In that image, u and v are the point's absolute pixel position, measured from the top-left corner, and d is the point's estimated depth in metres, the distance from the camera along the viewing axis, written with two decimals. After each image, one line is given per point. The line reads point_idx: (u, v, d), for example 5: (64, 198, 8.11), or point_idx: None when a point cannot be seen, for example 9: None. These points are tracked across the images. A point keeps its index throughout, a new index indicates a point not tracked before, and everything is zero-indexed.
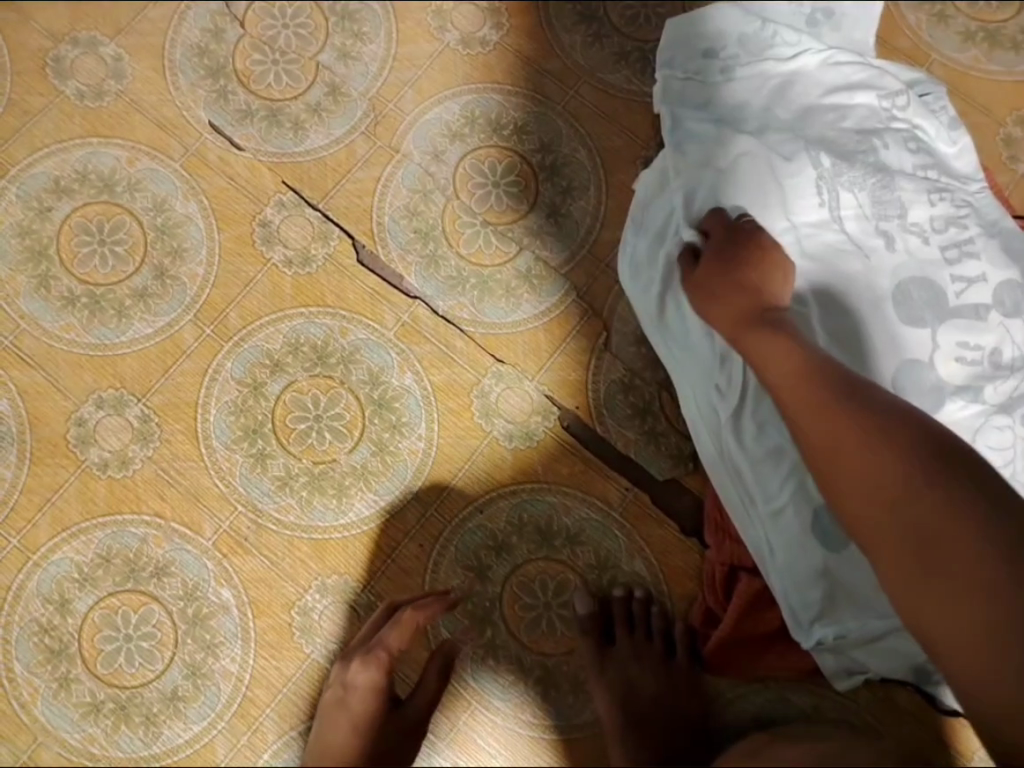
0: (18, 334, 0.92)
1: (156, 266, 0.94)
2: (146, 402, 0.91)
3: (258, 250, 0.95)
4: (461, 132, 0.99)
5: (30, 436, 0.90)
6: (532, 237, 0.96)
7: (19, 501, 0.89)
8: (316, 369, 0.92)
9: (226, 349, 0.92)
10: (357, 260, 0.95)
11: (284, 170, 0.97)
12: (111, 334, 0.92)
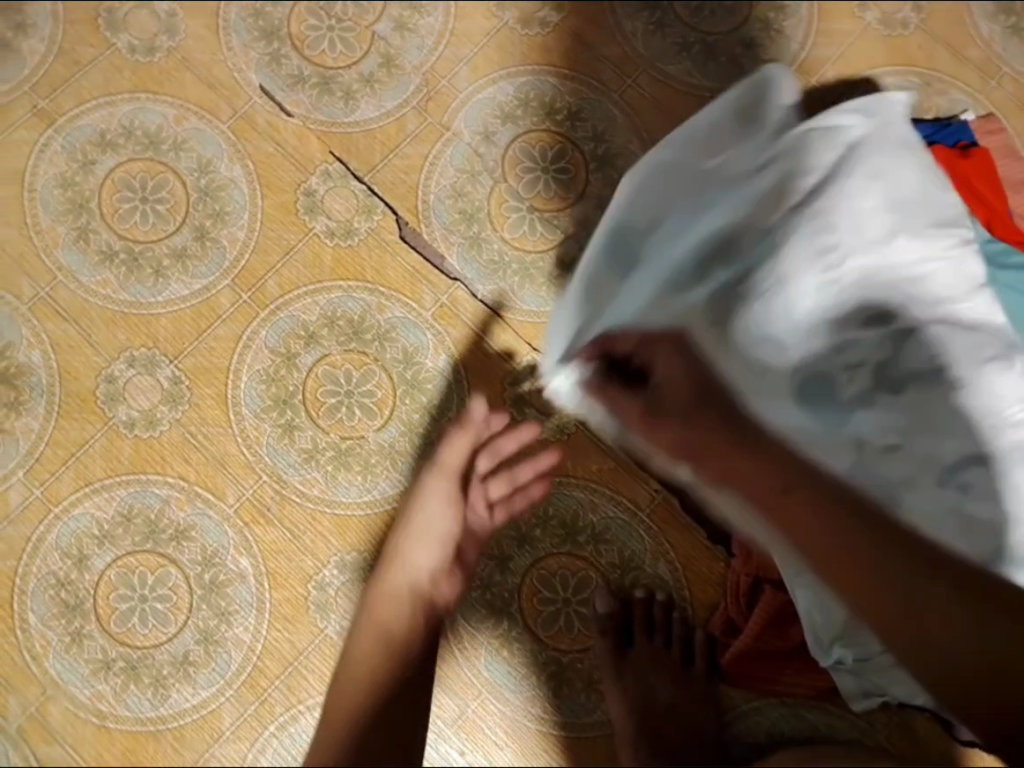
0: (53, 286, 0.91)
1: (197, 228, 0.93)
2: (177, 364, 0.90)
3: (300, 219, 0.93)
4: (512, 115, 0.97)
5: (59, 389, 0.89)
6: (577, 226, 0.94)
7: (44, 453, 0.88)
8: (350, 344, 0.91)
9: (261, 317, 0.92)
10: (400, 236, 0.93)
11: (332, 140, 0.95)
12: (147, 293, 0.91)
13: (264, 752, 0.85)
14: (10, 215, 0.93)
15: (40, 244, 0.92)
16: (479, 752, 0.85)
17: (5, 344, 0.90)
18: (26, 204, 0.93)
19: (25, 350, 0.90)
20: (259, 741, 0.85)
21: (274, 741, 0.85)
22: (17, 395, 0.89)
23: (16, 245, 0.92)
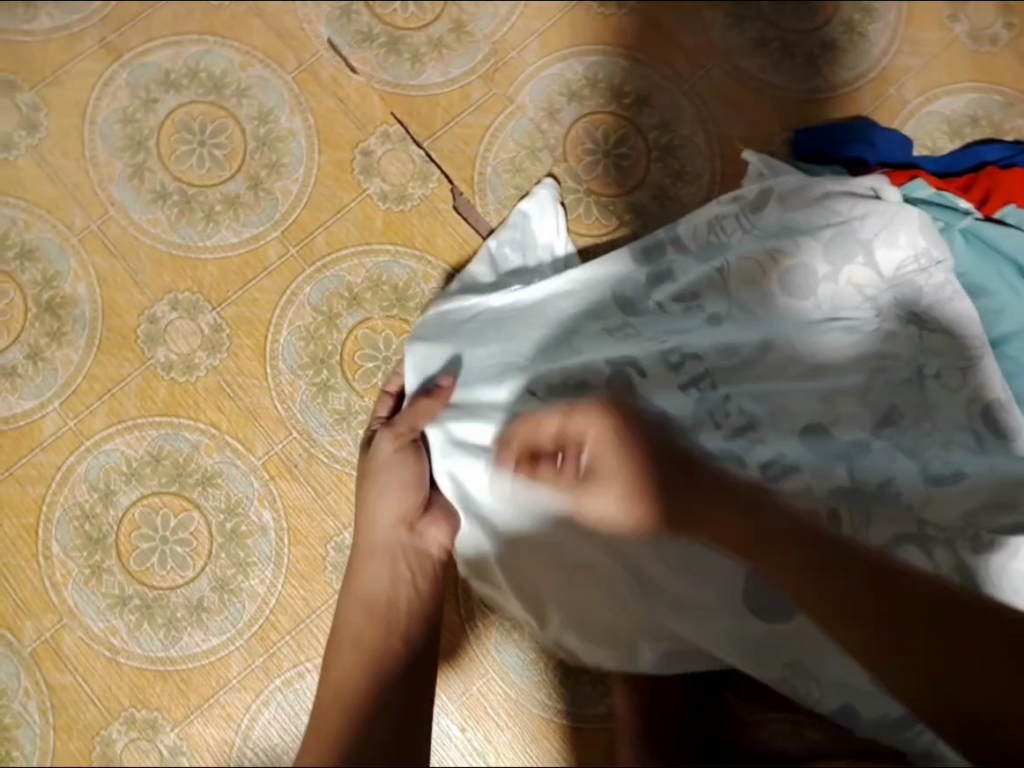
0: (104, 220, 0.91)
1: (251, 177, 0.92)
2: (219, 312, 0.90)
3: (355, 179, 0.92)
4: (578, 94, 0.95)
5: (100, 323, 0.90)
6: (633, 215, 0.93)
7: (81, 386, 0.89)
8: (392, 310, 0.91)
9: (306, 274, 0.91)
10: (453, 206, 0.92)
11: (394, 102, 0.94)
12: (196, 237, 0.91)
13: (267, 704, 0.86)
14: (69, 145, 0.93)
15: (96, 177, 0.92)
16: (478, 729, 0.85)
17: (52, 274, 0.90)
18: (85, 136, 0.93)
19: (71, 282, 0.90)
20: (263, 693, 0.86)
21: (278, 695, 0.86)
22: (59, 326, 0.89)
23: (72, 176, 0.92)
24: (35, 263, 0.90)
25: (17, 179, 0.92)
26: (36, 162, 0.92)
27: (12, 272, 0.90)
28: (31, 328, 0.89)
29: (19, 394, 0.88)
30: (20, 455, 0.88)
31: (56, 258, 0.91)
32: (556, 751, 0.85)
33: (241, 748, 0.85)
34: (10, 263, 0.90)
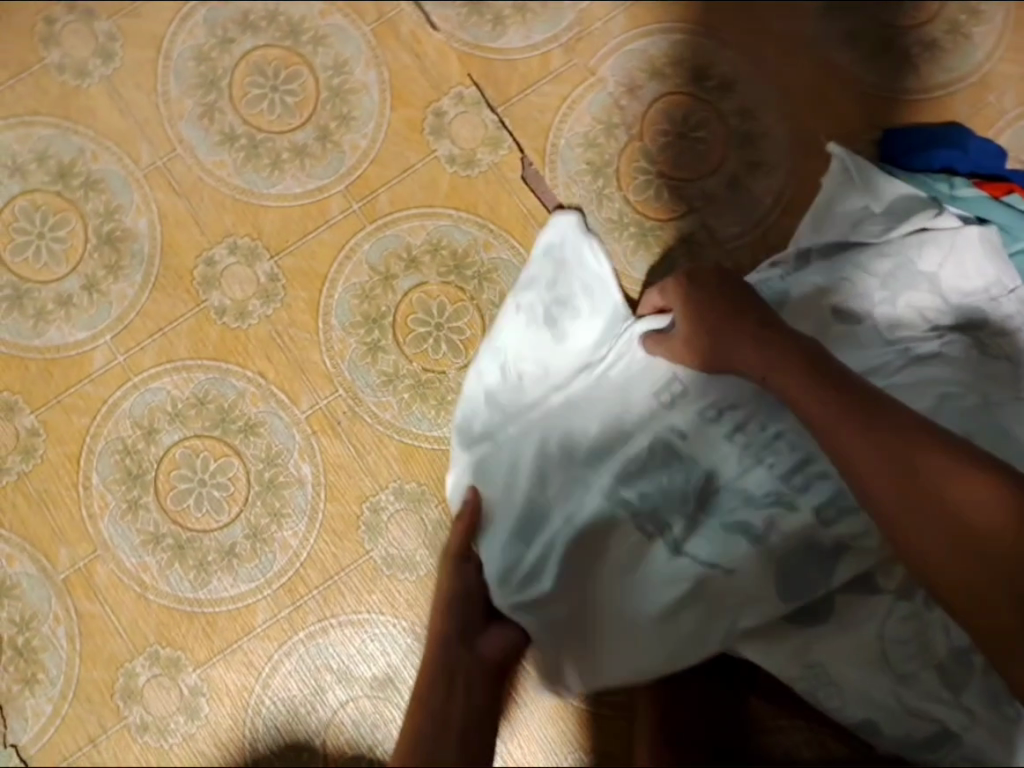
0: (170, 157, 0.91)
1: (320, 127, 0.91)
2: (277, 261, 0.89)
3: (424, 139, 0.91)
4: (660, 72, 0.92)
5: (158, 261, 0.89)
6: (705, 203, 0.90)
7: (134, 322, 0.89)
8: (449, 276, 0.89)
9: (366, 231, 0.90)
10: (521, 176, 0.90)
11: (471, 64, 0.91)
12: (260, 183, 0.90)
13: (289, 656, 0.86)
14: (141, 79, 0.92)
15: (165, 114, 0.91)
16: None
17: (115, 208, 0.90)
18: (159, 71, 0.92)
19: (133, 217, 0.90)
20: (286, 644, 0.86)
21: (301, 648, 0.86)
22: (118, 260, 0.89)
23: (142, 111, 0.91)
24: (100, 195, 0.90)
25: (88, 109, 0.91)
26: (108, 94, 0.91)
27: (76, 202, 0.90)
28: (90, 260, 0.89)
29: (73, 324, 0.89)
30: (68, 384, 0.88)
31: (121, 192, 0.90)
32: (570, 732, 0.85)
33: (260, 695, 0.86)
34: (74, 192, 0.90)
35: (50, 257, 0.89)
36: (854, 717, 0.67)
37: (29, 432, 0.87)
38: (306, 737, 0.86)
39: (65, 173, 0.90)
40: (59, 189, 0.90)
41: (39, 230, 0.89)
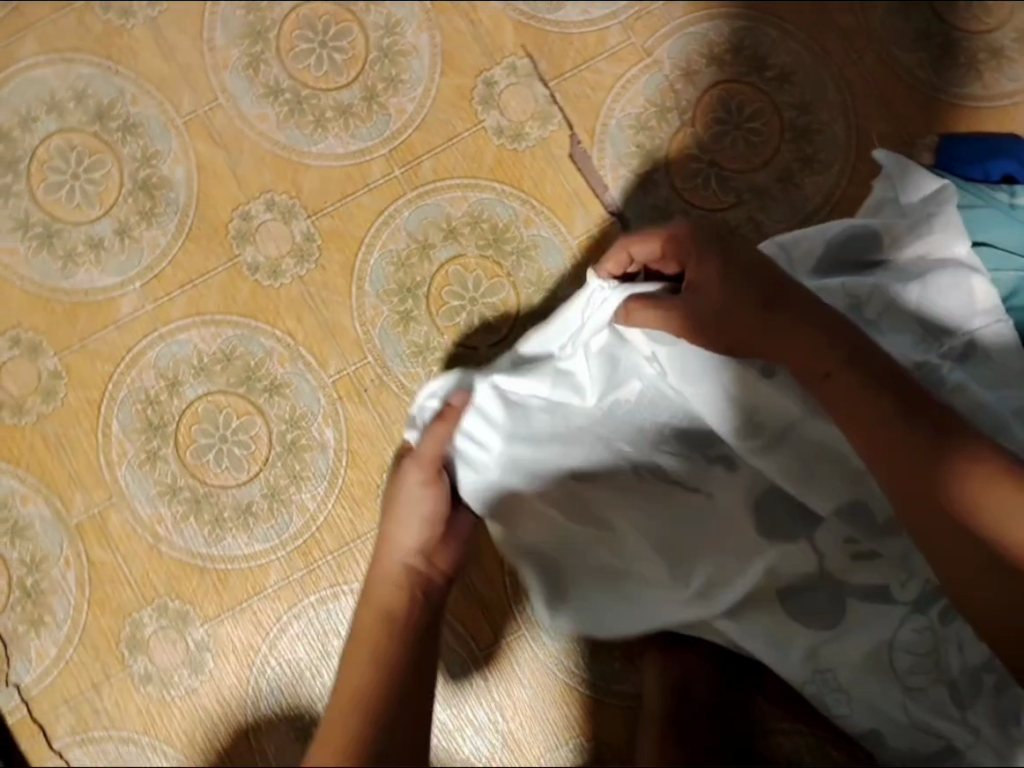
0: (212, 106, 0.89)
1: (367, 87, 0.89)
2: (314, 221, 0.88)
3: (472, 108, 0.89)
4: (719, 59, 0.90)
5: (194, 211, 0.88)
6: (753, 196, 0.88)
7: (164, 271, 0.87)
8: (488, 250, 0.88)
9: (407, 197, 0.88)
10: (568, 154, 0.89)
11: (526, 34, 0.89)
12: (302, 140, 0.88)
13: (298, 618, 0.85)
14: (188, 24, 0.89)
15: (210, 61, 0.89)
16: (502, 682, 0.85)
17: (153, 153, 0.88)
18: (206, 17, 0.90)
19: (170, 164, 0.88)
20: (296, 607, 0.85)
21: (310, 612, 0.85)
22: (153, 206, 0.88)
23: (186, 57, 0.89)
24: (137, 139, 0.88)
25: (132, 50, 0.89)
26: (153, 36, 0.89)
27: (114, 144, 0.88)
28: (124, 204, 0.88)
29: (102, 268, 0.87)
30: (94, 329, 0.87)
31: (159, 138, 0.88)
32: (574, 718, 0.85)
33: (266, 655, 0.85)
34: (113, 134, 0.88)
35: (84, 198, 0.87)
36: (859, 725, 0.69)
37: (51, 375, 0.86)
38: (310, 700, 0.85)
39: (105, 114, 0.88)
40: (97, 130, 0.88)
41: (74, 170, 0.88)
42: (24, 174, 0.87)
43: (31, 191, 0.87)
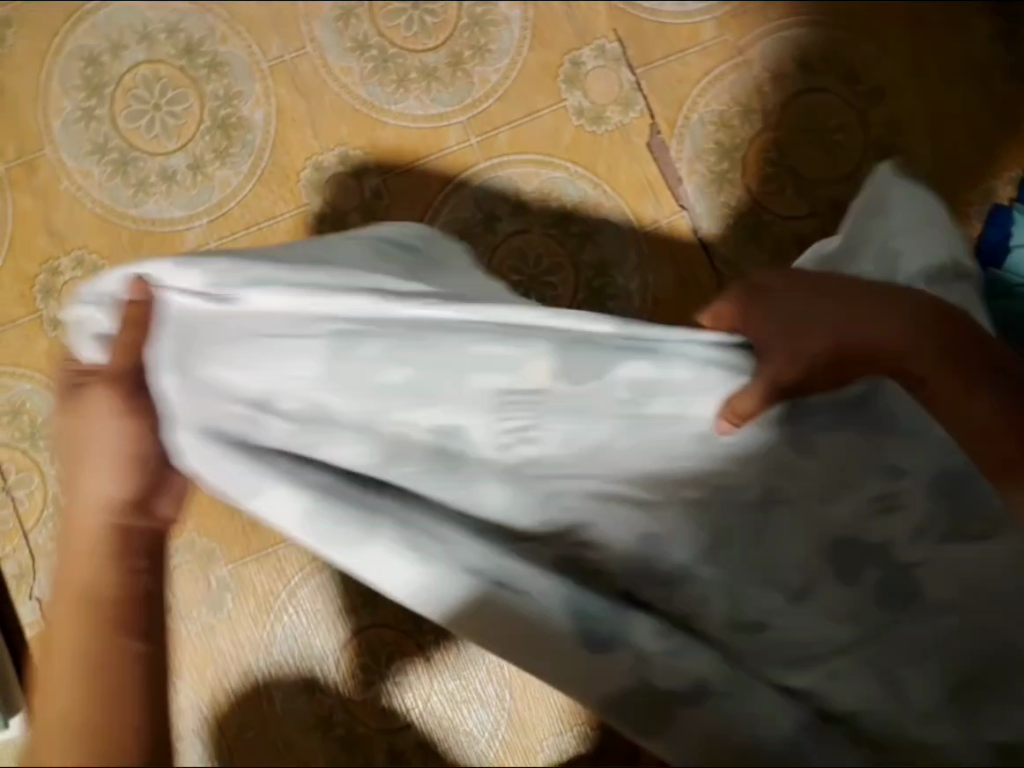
0: (299, 54, 0.89)
1: (454, 53, 0.89)
2: (384, 179, 0.88)
3: (556, 86, 0.88)
4: (809, 67, 0.90)
5: (268, 155, 0.88)
6: (827, 208, 0.87)
7: (232, 212, 0.88)
8: (553, 229, 0.87)
9: (479, 167, 0.88)
10: (646, 143, 0.88)
11: (618, 19, 0.89)
12: (383, 98, 0.88)
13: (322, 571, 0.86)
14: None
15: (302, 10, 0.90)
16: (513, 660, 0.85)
17: (234, 94, 0.89)
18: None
19: (250, 106, 0.89)
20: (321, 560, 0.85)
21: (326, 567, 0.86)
22: (227, 146, 0.88)
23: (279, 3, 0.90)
24: (221, 78, 0.89)
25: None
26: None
27: (197, 80, 0.89)
28: (200, 141, 0.88)
29: (172, 201, 0.88)
30: (157, 260, 0.87)
31: (242, 80, 0.89)
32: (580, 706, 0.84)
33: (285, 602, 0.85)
34: (197, 70, 0.89)
35: (163, 130, 0.88)
36: None
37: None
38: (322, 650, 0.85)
39: (192, 50, 0.89)
40: (182, 65, 0.89)
41: (156, 102, 0.88)
42: (107, 100, 0.89)
43: (113, 117, 0.88)
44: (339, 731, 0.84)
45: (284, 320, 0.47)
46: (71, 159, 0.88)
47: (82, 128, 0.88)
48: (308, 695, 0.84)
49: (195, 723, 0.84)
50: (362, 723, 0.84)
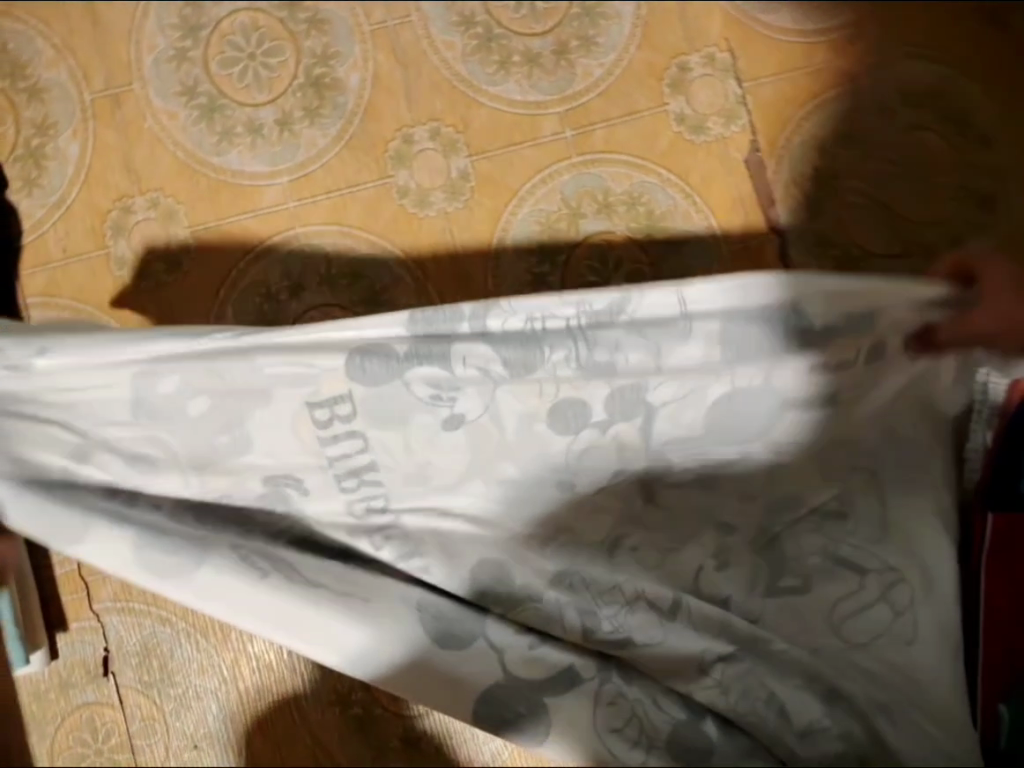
0: (403, 21, 0.87)
1: (560, 41, 0.87)
2: (473, 160, 0.86)
3: (660, 89, 0.86)
4: (916, 102, 0.87)
5: (358, 121, 0.86)
6: (920, 250, 0.85)
7: (315, 173, 0.86)
8: (638, 234, 0.85)
9: (571, 161, 0.86)
10: (744, 159, 0.86)
11: (731, 30, 0.87)
12: (482, 78, 0.86)
13: None
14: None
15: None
16: None
17: (331, 54, 0.87)
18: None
19: (347, 68, 0.87)
20: None
21: None
22: (317, 106, 0.86)
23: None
24: (320, 36, 0.87)
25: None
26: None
27: (296, 34, 0.87)
28: (290, 97, 0.86)
29: (255, 154, 0.86)
30: (233, 212, 0.86)
31: (342, 40, 0.87)
32: None
33: None
34: (297, 23, 0.87)
35: (254, 81, 0.86)
36: None
37: (180, 246, 0.85)
38: None
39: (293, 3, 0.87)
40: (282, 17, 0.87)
41: (251, 52, 0.87)
42: (203, 43, 0.87)
43: (206, 61, 0.86)
44: (357, 708, 0.82)
45: (103, 410, 0.63)
46: (159, 98, 0.86)
47: (173, 68, 0.86)
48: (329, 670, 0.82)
49: (214, 684, 0.83)
50: (381, 704, 0.82)
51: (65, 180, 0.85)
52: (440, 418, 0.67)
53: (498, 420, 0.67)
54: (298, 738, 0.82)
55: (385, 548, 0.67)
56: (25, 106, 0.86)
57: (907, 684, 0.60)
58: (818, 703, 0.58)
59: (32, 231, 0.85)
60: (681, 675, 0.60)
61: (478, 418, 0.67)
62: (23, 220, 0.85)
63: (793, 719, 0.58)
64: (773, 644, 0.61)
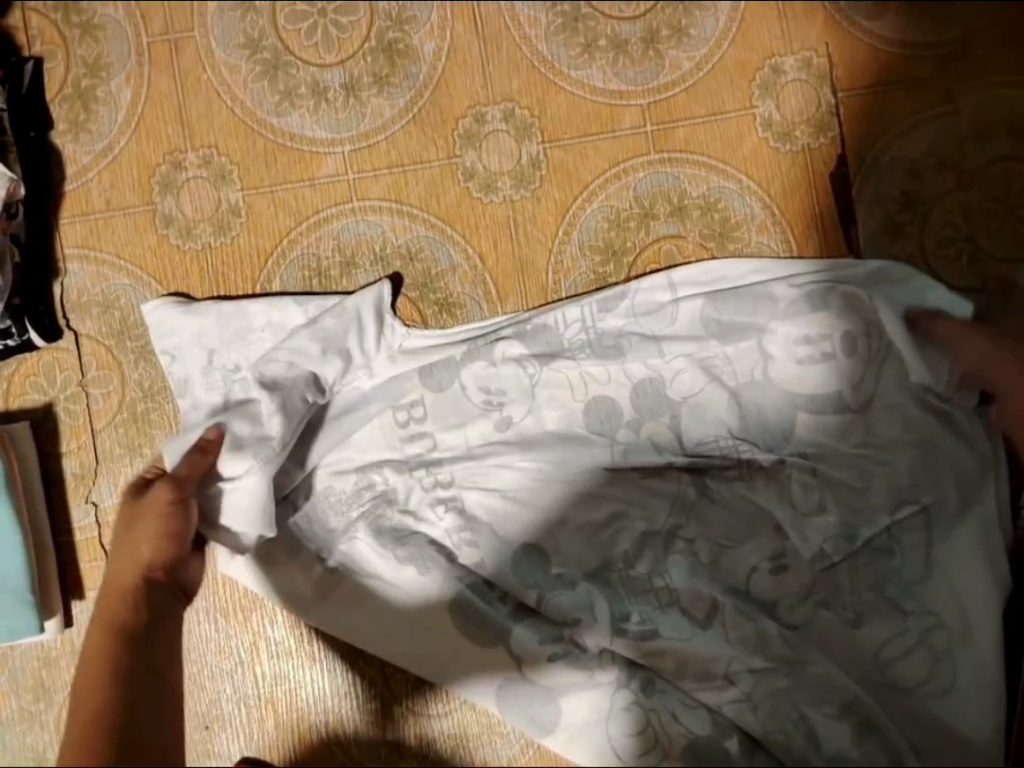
0: None
1: (650, 29, 0.82)
2: (545, 147, 0.81)
3: (750, 90, 0.82)
4: (1019, 131, 0.81)
5: (429, 94, 0.81)
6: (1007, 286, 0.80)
7: (379, 145, 0.81)
8: (710, 242, 0.81)
9: (647, 158, 0.82)
10: (829, 174, 0.82)
11: (829, 35, 0.82)
12: (564, 60, 0.82)
13: None
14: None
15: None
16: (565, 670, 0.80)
17: (407, 18, 0.82)
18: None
19: (423, 35, 0.82)
20: None
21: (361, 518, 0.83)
22: (387, 72, 0.81)
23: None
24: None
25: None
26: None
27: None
28: (359, 60, 0.81)
29: (317, 119, 0.81)
30: (289, 178, 0.81)
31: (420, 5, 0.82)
32: None
33: None
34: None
35: (323, 40, 0.81)
36: None
37: (230, 209, 0.81)
38: None
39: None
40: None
41: (323, 8, 0.81)
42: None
43: (274, 13, 0.81)
44: (375, 703, 0.80)
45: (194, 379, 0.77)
46: (221, 49, 0.81)
47: (239, 18, 0.81)
48: (350, 663, 0.80)
49: (231, 665, 0.81)
50: (400, 702, 0.79)
51: (114, 127, 0.81)
52: (492, 421, 0.77)
53: (542, 423, 0.78)
54: (313, 729, 0.80)
55: (446, 518, 0.76)
56: (77, 43, 0.81)
57: (943, 730, 0.70)
58: (849, 735, 0.70)
59: (76, 177, 0.81)
60: (711, 666, 0.72)
61: (523, 421, 0.77)
62: (67, 164, 0.80)
63: (817, 735, 0.70)
64: (811, 668, 0.71)
